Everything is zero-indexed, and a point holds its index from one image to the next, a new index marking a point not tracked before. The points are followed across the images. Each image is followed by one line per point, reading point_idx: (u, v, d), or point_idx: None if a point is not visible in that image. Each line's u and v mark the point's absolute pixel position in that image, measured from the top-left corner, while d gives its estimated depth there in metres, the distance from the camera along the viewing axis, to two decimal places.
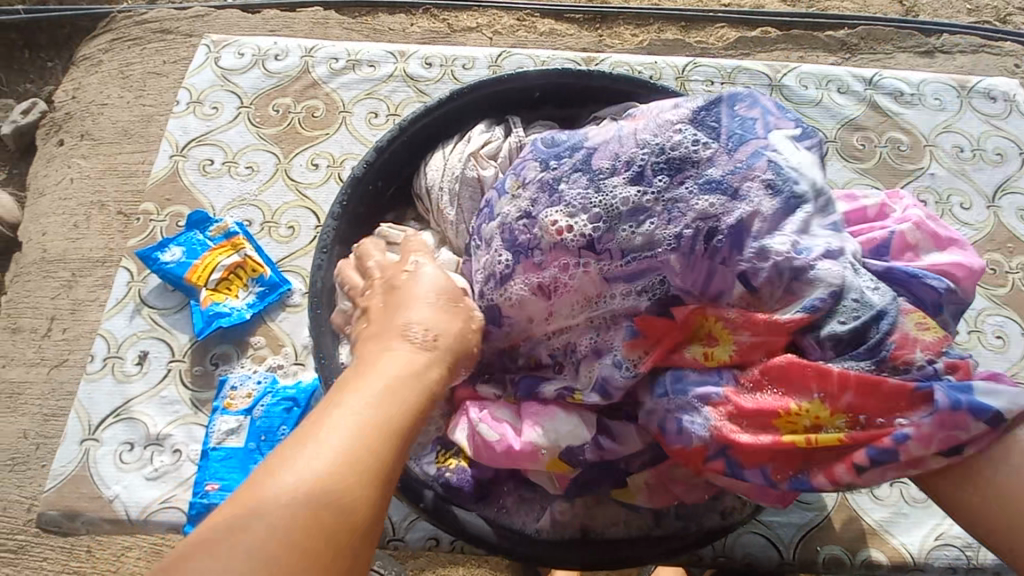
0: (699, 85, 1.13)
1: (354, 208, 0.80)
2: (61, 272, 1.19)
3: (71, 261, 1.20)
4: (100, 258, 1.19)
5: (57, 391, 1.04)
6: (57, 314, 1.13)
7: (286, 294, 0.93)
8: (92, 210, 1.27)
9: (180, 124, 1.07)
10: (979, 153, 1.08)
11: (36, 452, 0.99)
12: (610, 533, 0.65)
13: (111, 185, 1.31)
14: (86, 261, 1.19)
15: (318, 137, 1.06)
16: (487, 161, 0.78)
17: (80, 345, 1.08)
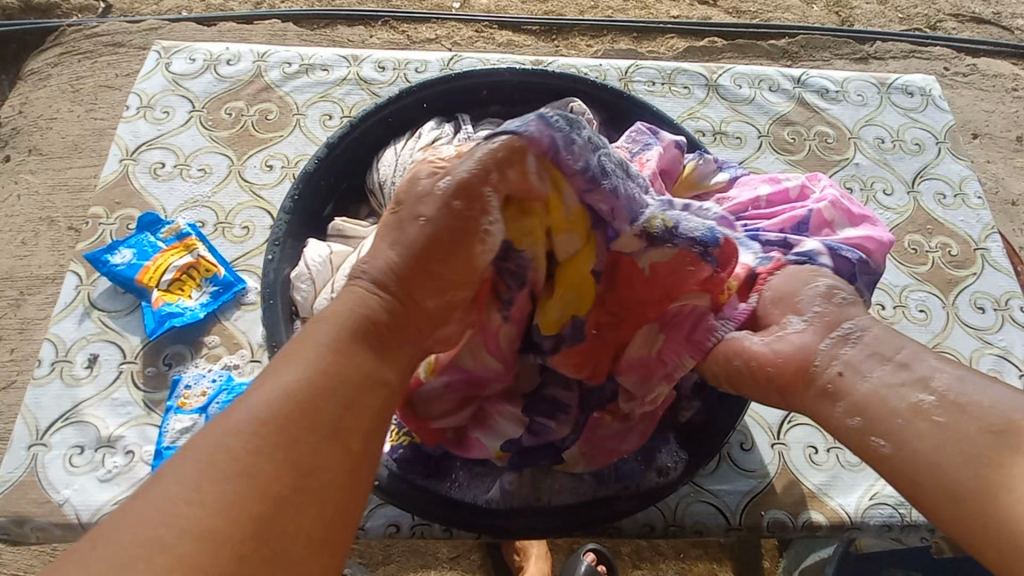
0: (642, 85, 1.18)
1: (305, 202, 0.82)
2: (8, 291, 1.17)
3: (18, 281, 1.18)
4: (50, 277, 1.19)
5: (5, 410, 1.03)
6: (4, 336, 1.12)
7: (240, 293, 0.93)
8: (41, 227, 1.26)
9: (130, 129, 1.06)
10: (899, 144, 1.18)
11: None
12: (558, 500, 0.69)
13: (61, 201, 1.30)
14: (34, 279, 1.18)
15: (272, 139, 1.07)
16: None
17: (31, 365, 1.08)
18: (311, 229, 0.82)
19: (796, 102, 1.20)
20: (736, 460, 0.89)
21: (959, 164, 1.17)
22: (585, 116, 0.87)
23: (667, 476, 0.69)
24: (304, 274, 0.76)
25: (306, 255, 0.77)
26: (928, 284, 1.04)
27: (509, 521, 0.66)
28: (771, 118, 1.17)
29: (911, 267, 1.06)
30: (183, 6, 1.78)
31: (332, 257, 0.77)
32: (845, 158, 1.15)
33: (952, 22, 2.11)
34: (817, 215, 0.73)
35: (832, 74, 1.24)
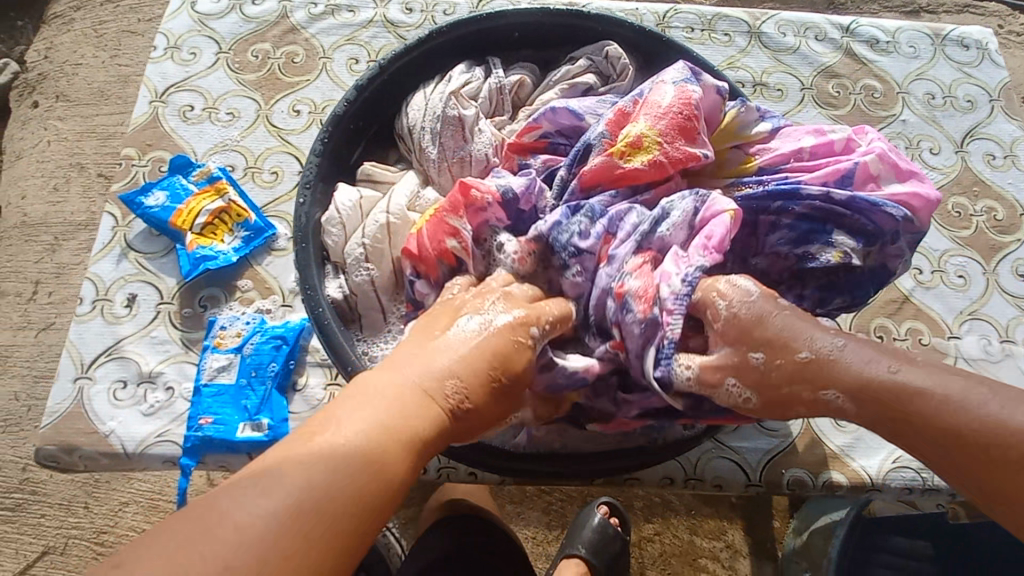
0: (679, 31, 1.12)
1: (335, 146, 0.80)
2: (43, 237, 1.24)
3: (52, 226, 1.25)
4: (82, 222, 1.24)
5: None
6: (41, 279, 1.19)
7: (272, 239, 0.94)
8: (71, 172, 1.29)
9: (157, 69, 1.05)
10: (950, 100, 1.11)
11: None
12: (581, 448, 0.70)
13: (89, 147, 1.32)
14: (69, 225, 1.24)
15: (298, 83, 1.05)
16: (467, 102, 0.81)
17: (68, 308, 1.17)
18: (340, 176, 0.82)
19: (843, 53, 1.13)
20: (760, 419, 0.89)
21: (1013, 124, 1.10)
22: (621, 61, 0.84)
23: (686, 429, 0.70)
24: (334, 218, 0.77)
25: (337, 199, 0.78)
26: (969, 249, 1.00)
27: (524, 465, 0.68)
28: (814, 69, 1.11)
29: (953, 231, 1.02)
30: None
31: (362, 202, 0.78)
32: (891, 114, 1.09)
33: None
34: (862, 169, 0.68)
35: (884, 22, 1.16)
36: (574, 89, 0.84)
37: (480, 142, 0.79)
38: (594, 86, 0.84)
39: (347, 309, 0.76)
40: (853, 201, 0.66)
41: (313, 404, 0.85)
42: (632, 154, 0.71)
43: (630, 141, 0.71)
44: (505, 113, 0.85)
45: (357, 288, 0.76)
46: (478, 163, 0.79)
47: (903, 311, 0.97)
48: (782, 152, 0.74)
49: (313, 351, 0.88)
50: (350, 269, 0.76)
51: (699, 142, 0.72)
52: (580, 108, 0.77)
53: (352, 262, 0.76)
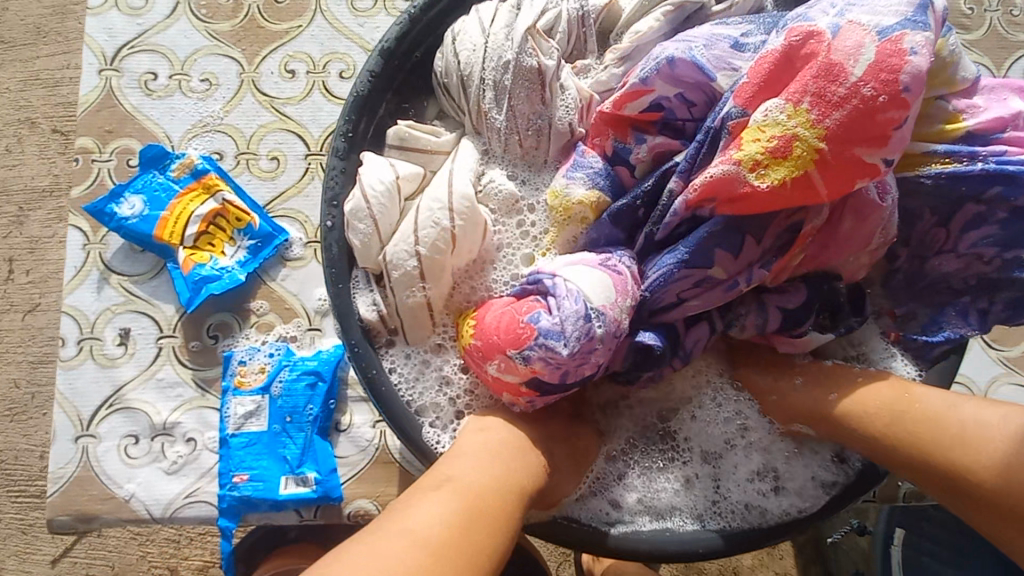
0: None
1: (365, 130, 0.60)
2: (6, 207, 0.99)
3: (13, 195, 0.99)
4: (47, 188, 0.99)
5: (38, 336, 0.94)
6: (13, 255, 0.97)
7: (283, 246, 0.76)
8: (22, 129, 1.02)
9: (100, 24, 0.80)
10: None
11: (35, 402, 0.92)
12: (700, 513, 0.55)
13: (37, 98, 1.04)
14: (30, 192, 0.99)
15: (288, 32, 0.81)
16: (545, 40, 0.60)
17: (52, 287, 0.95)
18: (367, 146, 0.61)
19: None
20: None
21: None
22: None
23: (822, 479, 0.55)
24: (362, 210, 0.57)
25: (364, 177, 0.58)
26: None
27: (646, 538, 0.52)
28: None
29: None
30: None
31: (401, 182, 0.59)
32: None
33: None
34: None
35: None
36: (680, 12, 0.60)
37: (564, 102, 0.59)
38: (706, 6, 0.60)
39: (384, 333, 0.59)
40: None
41: (363, 446, 0.73)
42: (770, 167, 0.45)
43: (770, 145, 0.45)
44: (589, 52, 0.64)
45: (406, 311, 0.58)
46: (564, 128, 0.60)
47: None
48: (994, 114, 0.52)
49: (354, 384, 0.74)
50: (396, 287, 0.57)
51: (892, 141, 0.44)
52: (708, 60, 0.51)
53: (399, 286, 0.57)
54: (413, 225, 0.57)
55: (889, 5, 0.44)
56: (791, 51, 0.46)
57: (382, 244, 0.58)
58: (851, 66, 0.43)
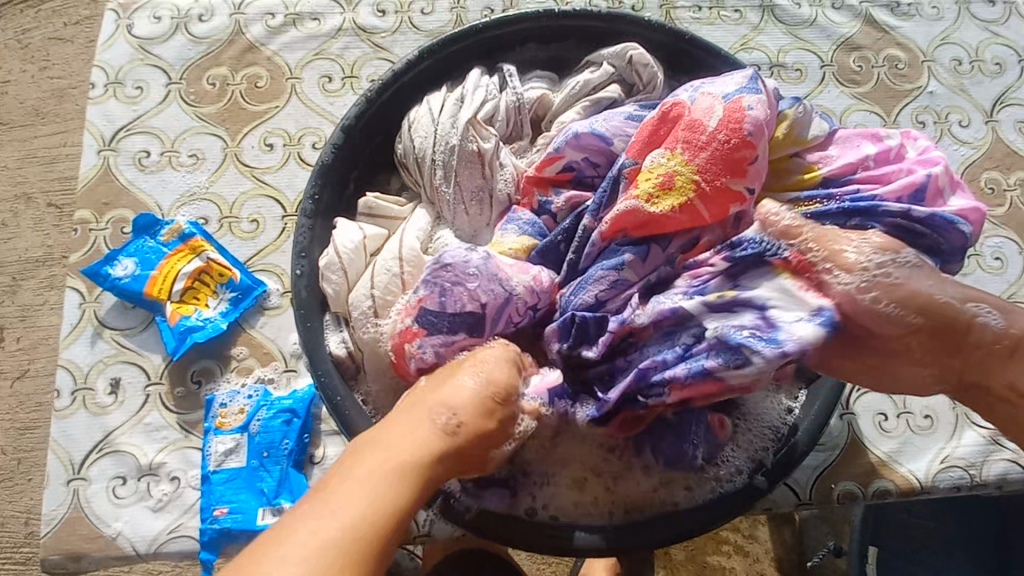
0: (687, 10, 1.00)
1: (329, 199, 0.70)
2: None
3: (8, 266, 1.11)
4: (40, 259, 1.11)
5: (24, 403, 1.02)
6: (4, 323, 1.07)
7: (262, 297, 0.84)
8: (18, 205, 1.15)
9: (101, 111, 0.92)
10: (978, 64, 1.01)
11: (19, 468, 0.99)
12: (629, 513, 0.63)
13: (33, 173, 1.18)
14: (24, 263, 1.11)
15: (267, 112, 0.93)
16: (486, 129, 0.71)
17: (40, 354, 1.05)
18: (330, 209, 0.70)
19: (862, 20, 1.01)
20: None
21: None
22: (648, 68, 0.73)
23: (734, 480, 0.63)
24: (335, 263, 0.67)
25: (336, 238, 0.68)
26: (1004, 228, 0.95)
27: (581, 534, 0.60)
28: (835, 42, 0.99)
29: (989, 210, 0.95)
30: None
31: (367, 241, 0.69)
32: (918, 86, 0.99)
33: None
34: (936, 182, 0.62)
35: None
36: (596, 105, 0.74)
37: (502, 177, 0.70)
38: (619, 99, 0.74)
39: (353, 366, 0.69)
40: (933, 218, 0.60)
41: None
42: (660, 196, 0.57)
43: (658, 181, 0.57)
44: (523, 135, 0.75)
45: (365, 346, 0.66)
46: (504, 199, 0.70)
47: None
48: (847, 160, 0.65)
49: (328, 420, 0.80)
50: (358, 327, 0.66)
51: (751, 173, 0.57)
52: (608, 127, 0.64)
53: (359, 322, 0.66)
54: (373, 276, 0.66)
55: (729, 81, 0.60)
56: (665, 116, 0.60)
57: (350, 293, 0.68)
58: (708, 118, 0.57)
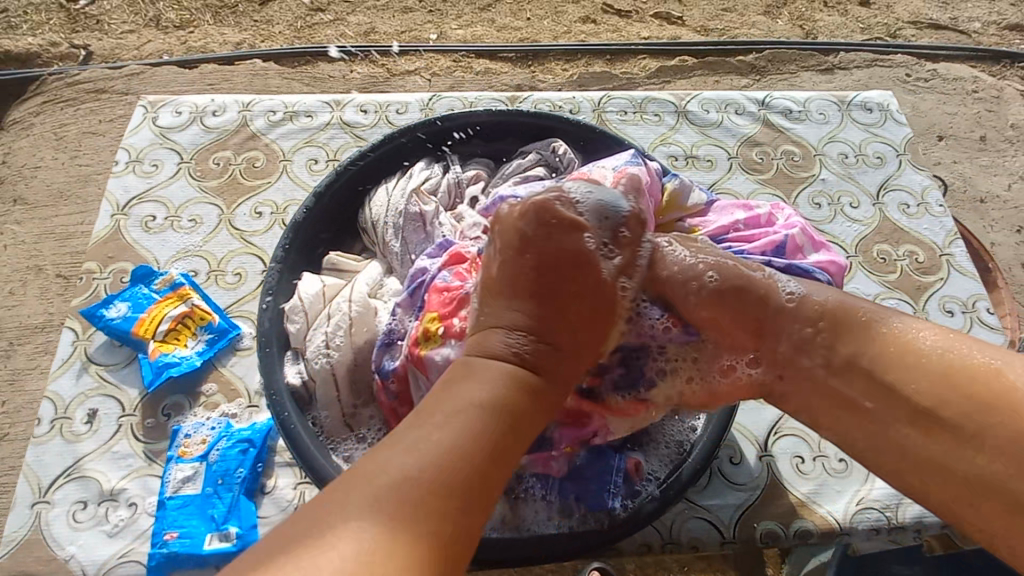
0: (615, 114, 1.24)
1: (296, 252, 0.84)
2: None
3: (6, 331, 1.19)
4: (40, 324, 1.20)
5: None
6: None
7: (236, 339, 0.95)
8: (28, 275, 1.27)
9: (120, 184, 1.09)
10: (861, 158, 1.23)
11: None
12: (542, 529, 0.71)
13: (48, 248, 1.32)
14: (23, 329, 1.20)
15: (260, 186, 1.10)
16: (428, 197, 0.87)
17: (21, 419, 1.08)
18: (297, 258, 0.84)
19: (760, 123, 1.26)
20: (728, 474, 0.90)
21: (920, 174, 1.23)
22: (566, 155, 0.92)
23: (631, 505, 0.70)
24: (297, 308, 0.78)
25: (299, 289, 0.79)
26: (898, 291, 1.09)
27: (492, 548, 0.67)
28: (739, 139, 1.23)
29: (881, 275, 1.10)
30: (164, 52, 1.90)
31: (325, 289, 0.80)
32: (811, 174, 1.20)
33: (911, 29, 2.31)
34: (792, 239, 0.76)
35: (793, 94, 1.30)
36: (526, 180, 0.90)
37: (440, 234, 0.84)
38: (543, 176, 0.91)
39: (307, 395, 0.77)
40: (788, 267, 0.73)
41: (283, 506, 0.84)
42: None
43: None
44: (463, 205, 0.91)
45: (316, 374, 0.75)
46: None
47: None
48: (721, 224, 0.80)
49: (282, 451, 0.88)
50: (309, 357, 0.76)
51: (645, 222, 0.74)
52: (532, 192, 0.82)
53: (311, 351, 0.76)
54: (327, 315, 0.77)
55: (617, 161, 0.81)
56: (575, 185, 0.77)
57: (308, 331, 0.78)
58: (602, 184, 0.77)
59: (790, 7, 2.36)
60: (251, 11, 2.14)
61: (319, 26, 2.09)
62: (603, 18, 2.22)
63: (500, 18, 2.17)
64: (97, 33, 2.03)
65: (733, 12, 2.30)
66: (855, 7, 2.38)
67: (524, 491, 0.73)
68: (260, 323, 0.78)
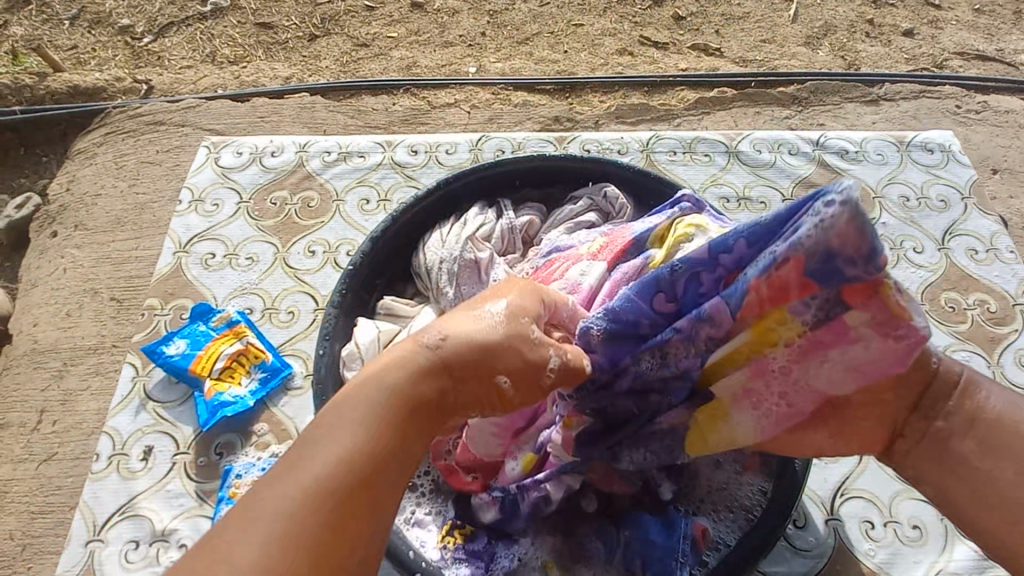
0: (663, 155, 1.23)
1: (352, 296, 0.85)
2: (52, 363, 1.22)
3: (61, 352, 1.23)
4: (93, 346, 1.23)
5: (46, 486, 1.06)
6: (47, 407, 1.15)
7: (288, 378, 0.96)
8: (85, 298, 1.31)
9: (182, 222, 1.13)
10: (923, 201, 1.18)
11: (22, 556, 0.99)
12: None
13: (104, 273, 1.37)
14: (77, 349, 1.23)
15: (313, 225, 1.12)
16: (482, 244, 0.87)
17: (73, 438, 1.11)
18: (353, 305, 0.85)
19: (816, 164, 1.23)
20: (791, 539, 0.85)
21: (987, 219, 1.17)
22: (619, 200, 0.91)
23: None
24: (354, 354, 0.79)
25: (356, 335, 0.81)
26: (969, 343, 1.03)
27: None
28: (793, 181, 1.20)
29: (951, 326, 1.04)
30: (218, 85, 2.00)
31: (381, 336, 0.80)
32: (871, 218, 1.16)
33: (959, 60, 2.26)
34: None
35: (849, 135, 1.27)
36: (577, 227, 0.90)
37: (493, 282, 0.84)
38: (596, 223, 0.90)
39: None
40: None
41: None
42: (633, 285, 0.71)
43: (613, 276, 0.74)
44: (516, 251, 0.91)
45: None
46: None
47: None
48: None
49: None
50: None
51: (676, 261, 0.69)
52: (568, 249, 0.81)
53: None
54: None
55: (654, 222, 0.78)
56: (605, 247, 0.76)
57: None
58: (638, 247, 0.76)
59: (831, 37, 2.33)
60: (299, 46, 2.24)
61: (363, 60, 2.17)
62: (640, 50, 2.23)
63: (539, 51, 2.21)
64: (158, 69, 2.15)
65: (772, 43, 2.29)
66: (898, 38, 2.34)
67: (581, 554, 0.70)
68: (316, 371, 0.79)
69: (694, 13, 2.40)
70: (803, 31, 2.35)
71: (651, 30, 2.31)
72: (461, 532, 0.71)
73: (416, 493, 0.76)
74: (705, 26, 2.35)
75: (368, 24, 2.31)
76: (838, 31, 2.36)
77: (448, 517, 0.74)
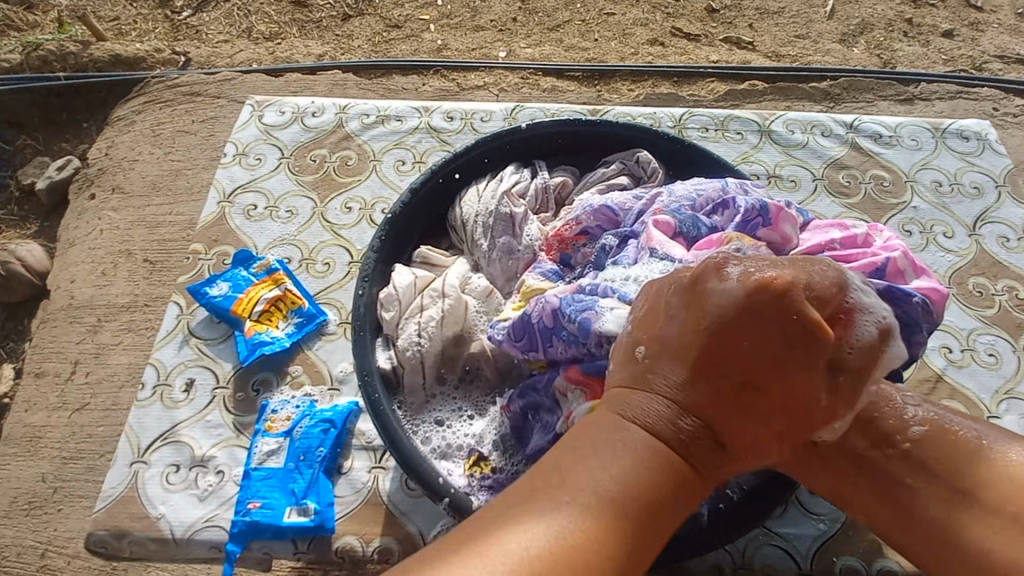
0: (695, 131, 1.24)
1: (390, 243, 0.89)
2: (88, 317, 1.26)
3: (97, 307, 1.27)
4: (127, 303, 1.27)
5: (79, 433, 1.09)
6: (83, 358, 1.19)
7: (322, 324, 1.00)
8: (121, 257, 1.36)
9: (226, 174, 1.18)
10: (957, 187, 1.18)
11: (57, 495, 1.02)
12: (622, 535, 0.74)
13: (140, 234, 1.42)
14: (113, 306, 1.27)
15: (351, 183, 1.16)
16: (517, 200, 0.90)
17: (105, 388, 1.14)
18: (392, 250, 0.89)
19: (848, 147, 1.23)
20: (804, 502, 0.87)
21: (1022, 208, 1.16)
22: (651, 165, 0.93)
23: (722, 513, 0.72)
24: (392, 297, 0.83)
25: (393, 279, 0.84)
26: (996, 327, 1.03)
27: None
28: (824, 162, 1.20)
29: (978, 310, 1.04)
30: (254, 60, 2.05)
31: (417, 281, 0.84)
32: (902, 201, 1.16)
33: (999, 63, 2.21)
34: (893, 262, 0.76)
35: (883, 119, 1.27)
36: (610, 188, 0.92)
37: (527, 237, 0.86)
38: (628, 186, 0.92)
39: (395, 380, 0.82)
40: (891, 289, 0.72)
41: (357, 487, 0.86)
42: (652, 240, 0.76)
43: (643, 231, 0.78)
44: (549, 210, 0.93)
45: (407, 361, 0.80)
46: (525, 253, 0.86)
47: (938, 389, 0.96)
48: (815, 242, 0.83)
49: (359, 435, 0.90)
50: (401, 345, 0.81)
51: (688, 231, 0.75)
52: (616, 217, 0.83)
53: (405, 339, 0.81)
54: (421, 307, 0.82)
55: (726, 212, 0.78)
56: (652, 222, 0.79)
57: (400, 322, 0.83)
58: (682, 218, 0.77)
59: (867, 35, 2.30)
60: (334, 26, 2.28)
61: (395, 41, 2.20)
62: (670, 41, 2.23)
63: (568, 38, 2.22)
64: (196, 42, 2.21)
65: (806, 39, 2.27)
66: (937, 38, 2.30)
67: None
68: (355, 309, 0.83)
69: (727, 6, 2.38)
70: (839, 28, 2.33)
71: (683, 22, 2.31)
72: (488, 464, 0.76)
73: (446, 429, 0.80)
74: (738, 20, 2.33)
75: (401, 7, 2.34)
76: (875, 29, 2.32)
77: (474, 450, 0.78)
